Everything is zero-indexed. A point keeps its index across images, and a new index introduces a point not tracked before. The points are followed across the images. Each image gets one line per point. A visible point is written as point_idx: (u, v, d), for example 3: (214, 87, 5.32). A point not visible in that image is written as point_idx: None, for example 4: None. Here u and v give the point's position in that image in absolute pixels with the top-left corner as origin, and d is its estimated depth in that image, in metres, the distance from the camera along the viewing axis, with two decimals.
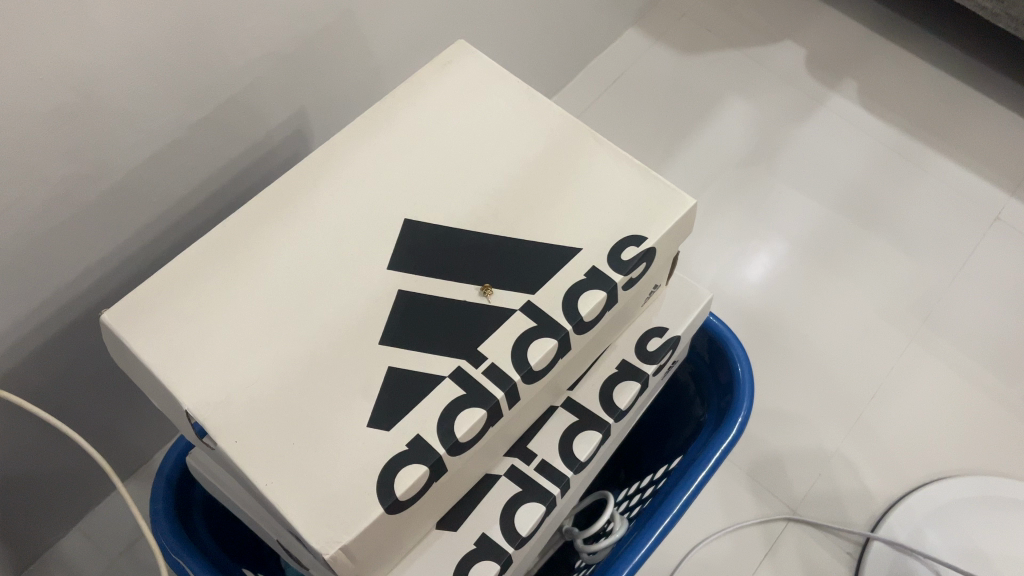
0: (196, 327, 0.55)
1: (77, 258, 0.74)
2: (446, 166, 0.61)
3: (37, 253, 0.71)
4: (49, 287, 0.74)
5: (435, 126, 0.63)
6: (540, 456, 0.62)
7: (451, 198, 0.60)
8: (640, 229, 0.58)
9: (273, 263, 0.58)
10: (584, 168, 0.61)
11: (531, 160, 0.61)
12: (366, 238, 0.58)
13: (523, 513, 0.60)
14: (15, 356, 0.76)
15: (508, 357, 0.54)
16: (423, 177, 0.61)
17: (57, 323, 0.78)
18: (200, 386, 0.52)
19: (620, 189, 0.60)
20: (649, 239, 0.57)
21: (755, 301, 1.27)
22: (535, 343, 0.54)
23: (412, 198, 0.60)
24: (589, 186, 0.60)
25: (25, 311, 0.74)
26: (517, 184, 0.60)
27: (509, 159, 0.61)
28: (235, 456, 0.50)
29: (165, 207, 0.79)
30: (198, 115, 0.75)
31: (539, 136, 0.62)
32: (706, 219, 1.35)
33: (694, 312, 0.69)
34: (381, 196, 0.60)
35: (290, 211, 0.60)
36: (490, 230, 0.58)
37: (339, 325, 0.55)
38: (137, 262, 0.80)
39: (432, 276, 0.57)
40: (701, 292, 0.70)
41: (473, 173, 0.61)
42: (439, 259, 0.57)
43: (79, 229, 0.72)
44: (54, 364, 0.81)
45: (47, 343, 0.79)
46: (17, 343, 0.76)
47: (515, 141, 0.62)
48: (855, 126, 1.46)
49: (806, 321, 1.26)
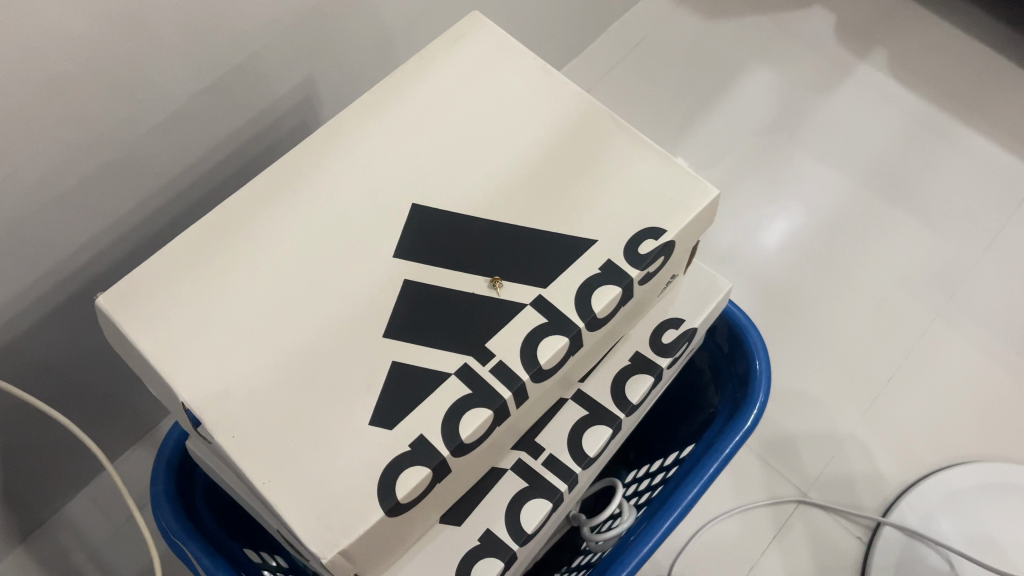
0: (194, 314, 0.53)
1: (77, 230, 0.72)
2: (455, 145, 0.58)
3: (35, 226, 0.69)
4: (49, 261, 0.72)
5: (447, 103, 0.60)
6: (548, 450, 0.60)
7: (462, 181, 0.57)
8: (659, 221, 0.55)
9: (274, 247, 0.55)
10: (603, 153, 0.58)
11: (547, 143, 0.58)
12: (371, 223, 0.56)
13: (529, 510, 0.58)
14: (14, 328, 0.75)
15: (517, 355, 0.52)
16: (431, 157, 0.58)
17: (58, 295, 0.76)
18: (197, 377, 0.50)
19: (638, 176, 0.57)
20: (669, 232, 0.54)
21: (770, 271, 1.24)
22: (546, 340, 0.52)
23: (420, 181, 0.57)
24: (606, 172, 0.57)
25: (25, 285, 0.72)
26: (532, 170, 0.57)
27: (523, 141, 0.58)
28: (233, 452, 0.48)
29: (168, 178, 0.76)
30: (200, 84, 0.72)
31: (555, 115, 0.59)
32: (725, 188, 1.31)
33: (713, 303, 0.66)
34: (389, 178, 0.57)
35: (293, 192, 0.57)
36: (501, 218, 0.56)
37: (341, 315, 0.53)
38: (140, 234, 0.78)
39: (440, 265, 0.55)
40: (721, 281, 0.67)
41: (484, 154, 0.58)
42: (448, 248, 0.55)
43: (79, 201, 0.70)
44: (55, 337, 0.80)
45: (48, 314, 0.77)
46: (16, 316, 0.74)
47: (529, 120, 0.59)
48: (883, 97, 1.41)
49: (823, 294, 1.23)
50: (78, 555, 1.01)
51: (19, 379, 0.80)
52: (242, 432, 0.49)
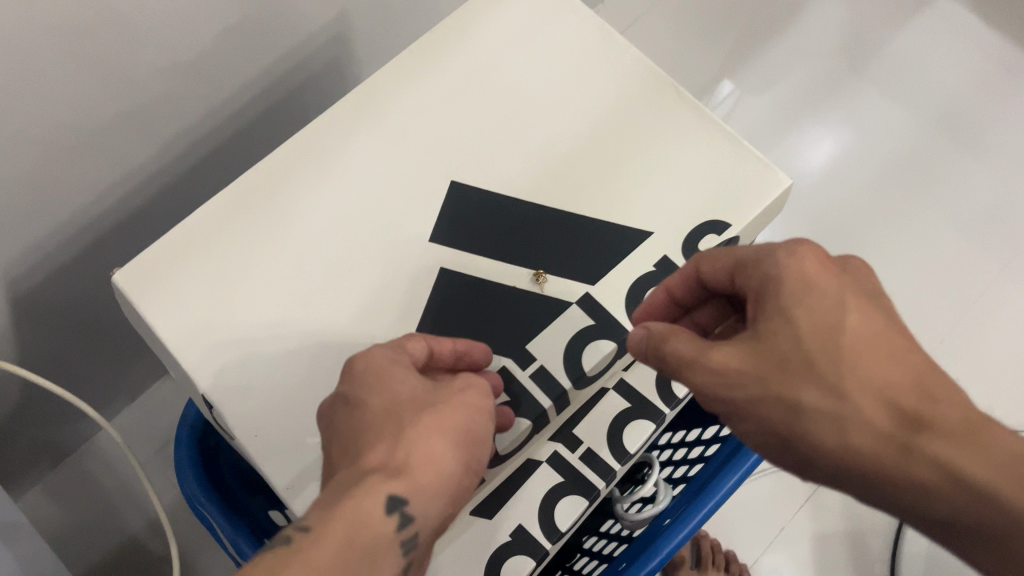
0: (214, 297, 0.50)
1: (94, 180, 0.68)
2: (499, 115, 0.54)
3: (50, 178, 0.64)
4: (65, 212, 0.68)
5: (492, 65, 0.55)
6: (586, 444, 0.57)
7: (506, 157, 0.53)
8: (723, 213, 0.50)
9: (299, 224, 0.51)
10: (663, 131, 0.53)
11: (603, 119, 0.53)
12: (404, 202, 0.52)
13: (564, 508, 0.55)
14: (33, 280, 0.72)
15: (560, 361, 0.48)
16: (471, 129, 0.54)
17: (77, 244, 0.73)
18: (217, 367, 0.48)
19: (702, 158, 0.52)
20: (732, 228, 0.50)
21: (824, 208, 1.13)
22: (591, 346, 0.48)
23: (459, 156, 0.53)
24: (666, 151, 0.52)
25: (41, 237, 0.68)
26: (586, 147, 0.52)
27: (574, 113, 0.54)
28: (254, 452, 0.46)
29: (188, 121, 0.71)
30: (221, 26, 0.65)
31: (610, 83, 0.54)
32: (781, 113, 1.18)
33: None
34: (425, 151, 0.53)
35: (319, 162, 0.53)
36: (547, 201, 0.51)
37: (369, 305, 0.49)
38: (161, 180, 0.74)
39: (479, 253, 0.51)
40: None
41: (531, 126, 0.53)
42: (491, 235, 0.51)
43: (95, 149, 0.65)
44: (75, 286, 0.77)
45: (67, 264, 0.73)
46: (32, 269, 0.70)
47: (581, 89, 0.54)
48: (961, 24, 1.27)
49: (882, 237, 1.12)
50: (105, 483, 0.95)
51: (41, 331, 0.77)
52: (264, 431, 0.47)
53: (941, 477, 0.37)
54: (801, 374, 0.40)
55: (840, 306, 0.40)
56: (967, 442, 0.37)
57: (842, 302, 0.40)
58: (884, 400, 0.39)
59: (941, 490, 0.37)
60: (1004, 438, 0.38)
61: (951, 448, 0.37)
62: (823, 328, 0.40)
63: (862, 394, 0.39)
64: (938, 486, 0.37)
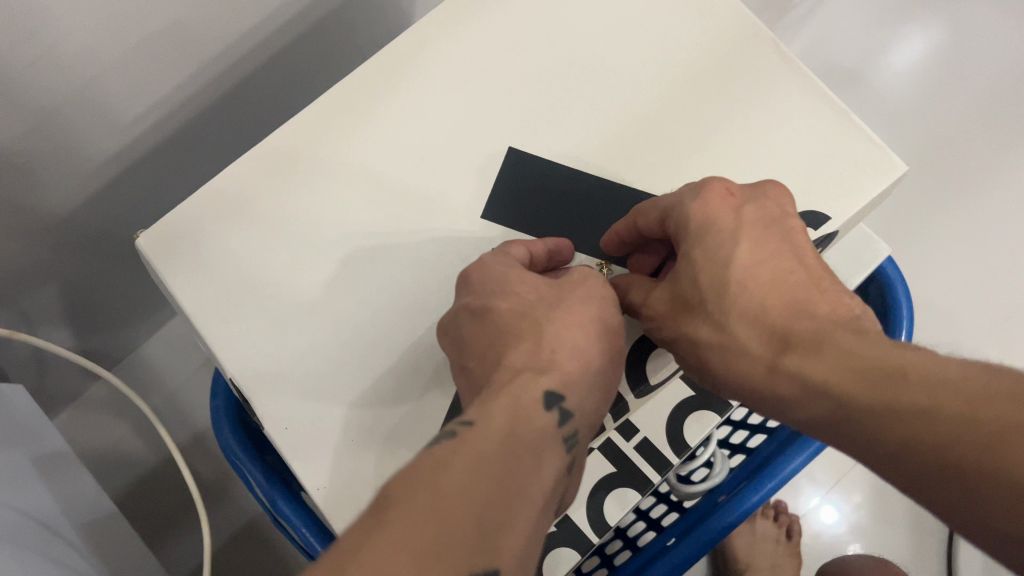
0: (244, 267, 0.45)
1: (113, 119, 0.57)
2: (573, 72, 0.49)
3: (55, 122, 0.54)
4: (81, 154, 0.58)
5: (568, 19, 0.50)
6: (642, 433, 0.53)
7: (576, 122, 0.48)
8: (822, 203, 0.44)
9: (340, 188, 0.47)
10: (756, 100, 0.47)
11: (697, 89, 0.48)
12: (458, 168, 0.47)
13: (614, 503, 0.52)
14: (48, 227, 0.63)
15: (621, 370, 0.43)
16: (541, 87, 0.48)
17: (96, 186, 0.63)
18: (245, 346, 0.44)
19: (802, 137, 0.46)
20: (832, 223, 0.44)
21: (930, 131, 0.95)
22: (657, 357, 0.44)
23: (525, 119, 0.48)
24: (760, 126, 0.46)
25: (55, 183, 0.59)
26: (677, 120, 0.47)
27: (656, 76, 0.48)
28: (282, 447, 0.42)
29: (221, 48, 0.59)
30: None
31: (699, 42, 0.49)
32: (890, 17, 0.99)
33: (864, 274, 0.55)
34: (488, 111, 0.48)
35: (366, 117, 0.48)
36: (619, 177, 0.46)
37: (413, 284, 0.45)
38: (189, 112, 0.64)
39: (540, 234, 0.46)
40: (879, 244, 0.55)
41: (607, 88, 0.48)
42: (560, 213, 0.46)
43: (108, 87, 0.54)
44: (99, 230, 0.68)
45: (81, 208, 0.64)
46: (42, 215, 0.61)
47: (667, 47, 0.49)
48: None
49: (1001, 167, 0.94)
50: (154, 396, 0.91)
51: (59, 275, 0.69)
52: (295, 424, 0.42)
53: (817, 398, 0.34)
54: (687, 315, 0.39)
55: (733, 232, 0.38)
56: (816, 354, 0.34)
57: (734, 223, 0.38)
58: (757, 324, 0.37)
59: (798, 407, 0.35)
60: (851, 340, 0.34)
61: (811, 361, 0.34)
62: (709, 265, 0.38)
63: (741, 322, 0.37)
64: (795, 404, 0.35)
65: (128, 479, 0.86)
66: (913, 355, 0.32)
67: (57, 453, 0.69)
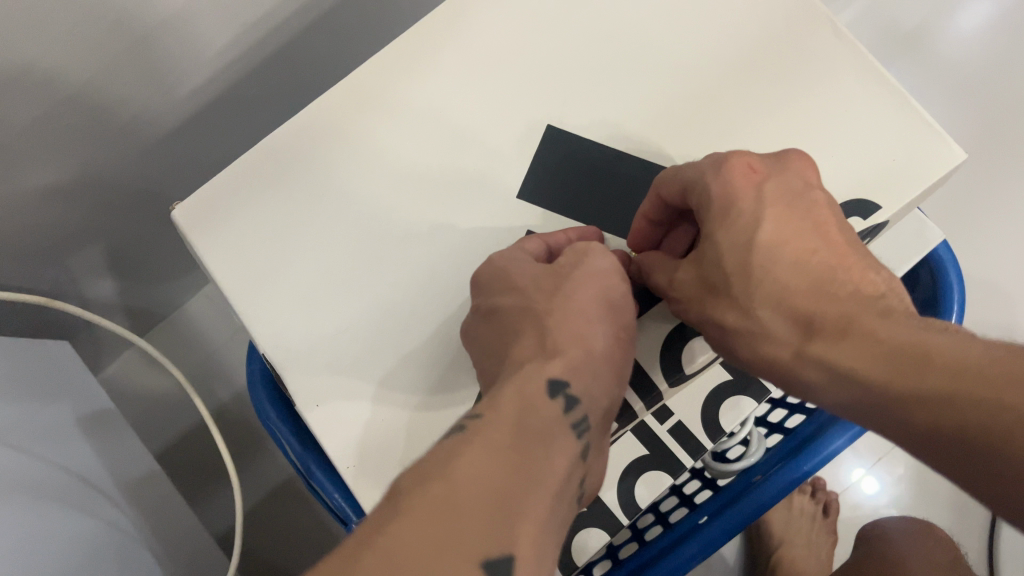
0: (279, 242, 0.45)
1: (151, 81, 0.57)
2: (615, 46, 0.47)
3: (95, 88, 0.53)
4: (120, 116, 0.58)
5: None
6: (676, 416, 0.52)
7: (617, 99, 0.46)
8: (871, 192, 0.42)
9: (377, 164, 0.46)
10: (808, 79, 0.45)
11: (742, 66, 0.46)
12: (496, 147, 0.46)
13: (646, 485, 0.51)
14: (89, 189, 0.63)
15: (655, 357, 0.43)
16: (582, 62, 0.47)
17: (136, 149, 0.63)
18: (278, 323, 0.44)
19: (855, 119, 0.44)
20: (882, 212, 0.42)
21: (996, 104, 0.91)
22: (694, 345, 0.43)
23: (564, 96, 0.46)
24: (810, 106, 0.44)
25: (95, 145, 0.59)
26: (720, 99, 0.45)
27: (704, 52, 0.46)
28: (312, 424, 0.42)
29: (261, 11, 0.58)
30: None
31: (751, 16, 0.47)
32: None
33: (914, 261, 0.53)
34: (527, 86, 0.47)
35: (404, 92, 0.47)
36: (660, 159, 0.45)
37: (448, 264, 0.44)
38: (228, 74, 0.63)
39: (575, 216, 0.45)
40: (932, 230, 0.53)
41: (651, 63, 0.46)
42: (596, 194, 0.45)
43: (147, 53, 0.54)
44: (141, 192, 0.69)
45: (122, 170, 0.64)
46: (83, 178, 0.61)
47: (715, 20, 0.47)
48: None
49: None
50: (197, 350, 0.91)
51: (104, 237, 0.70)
52: (326, 402, 0.42)
53: (845, 384, 0.34)
54: (715, 300, 0.39)
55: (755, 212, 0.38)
56: (851, 344, 0.35)
57: (757, 202, 0.38)
58: (782, 310, 0.37)
59: (826, 389, 0.35)
60: (880, 324, 0.34)
61: (836, 349, 0.35)
62: (734, 248, 0.38)
63: (768, 307, 0.37)
64: (825, 391, 0.35)
65: (171, 432, 0.88)
66: (936, 338, 0.33)
67: (99, 411, 0.70)
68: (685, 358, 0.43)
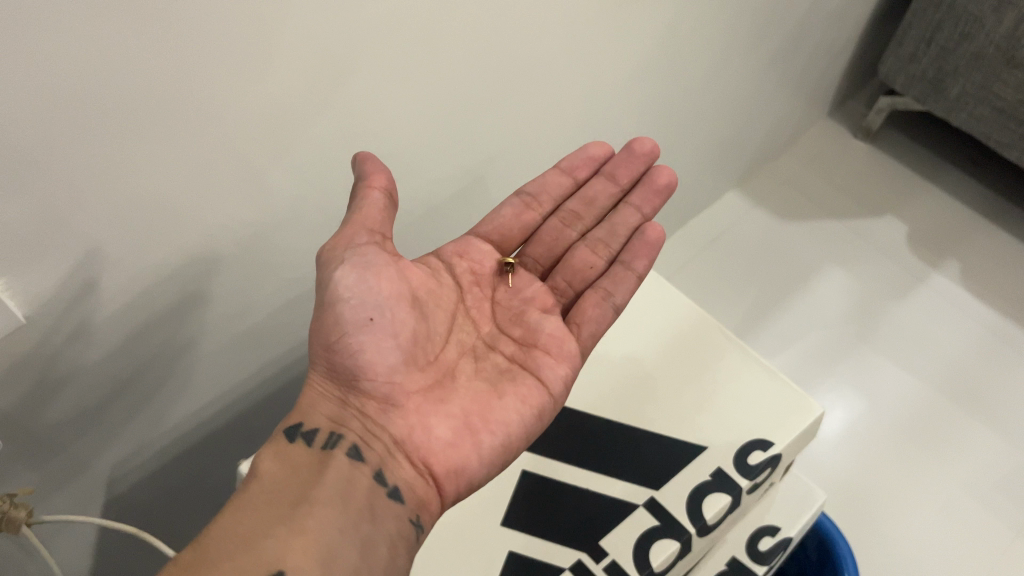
0: None
1: (198, 396, 0.74)
2: (649, 366, 0.81)
3: (149, 406, 0.70)
4: (163, 432, 0.74)
5: (625, 338, 0.84)
6: None
7: (660, 398, 0.78)
8: (768, 435, 0.75)
9: None
10: (734, 379, 0.80)
11: (713, 370, 0.81)
12: None
13: None
14: (120, 506, 0.75)
15: (628, 557, 0.67)
16: (637, 380, 0.80)
17: (172, 469, 0.78)
18: None
19: (761, 396, 0.79)
20: (776, 445, 0.74)
21: (839, 474, 1.15)
22: (658, 547, 0.67)
23: (628, 402, 0.78)
24: (737, 392, 0.79)
25: (140, 460, 0.73)
26: (707, 390, 0.79)
27: (698, 366, 0.81)
28: None
29: (287, 346, 0.81)
30: (310, 265, 0.75)
31: (710, 346, 0.83)
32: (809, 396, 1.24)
33: (808, 510, 0.79)
34: (600, 395, 0.79)
35: None
36: (664, 432, 0.76)
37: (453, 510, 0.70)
38: (245, 401, 0.81)
39: (586, 466, 0.73)
40: (814, 493, 0.81)
41: (674, 377, 0.80)
42: (604, 456, 0.74)
43: (203, 371, 0.72)
44: (165, 510, 0.81)
45: (158, 488, 0.78)
46: (123, 493, 0.74)
47: (701, 350, 0.83)
48: (960, 309, 1.37)
49: (898, 500, 1.13)
50: None
51: (113, 554, 0.78)
52: None
53: None
54: None
55: None
56: None
57: None
58: None
59: None
60: None
61: None
62: None
63: None
64: None
65: None
66: None
67: None
68: (651, 556, 0.67)
